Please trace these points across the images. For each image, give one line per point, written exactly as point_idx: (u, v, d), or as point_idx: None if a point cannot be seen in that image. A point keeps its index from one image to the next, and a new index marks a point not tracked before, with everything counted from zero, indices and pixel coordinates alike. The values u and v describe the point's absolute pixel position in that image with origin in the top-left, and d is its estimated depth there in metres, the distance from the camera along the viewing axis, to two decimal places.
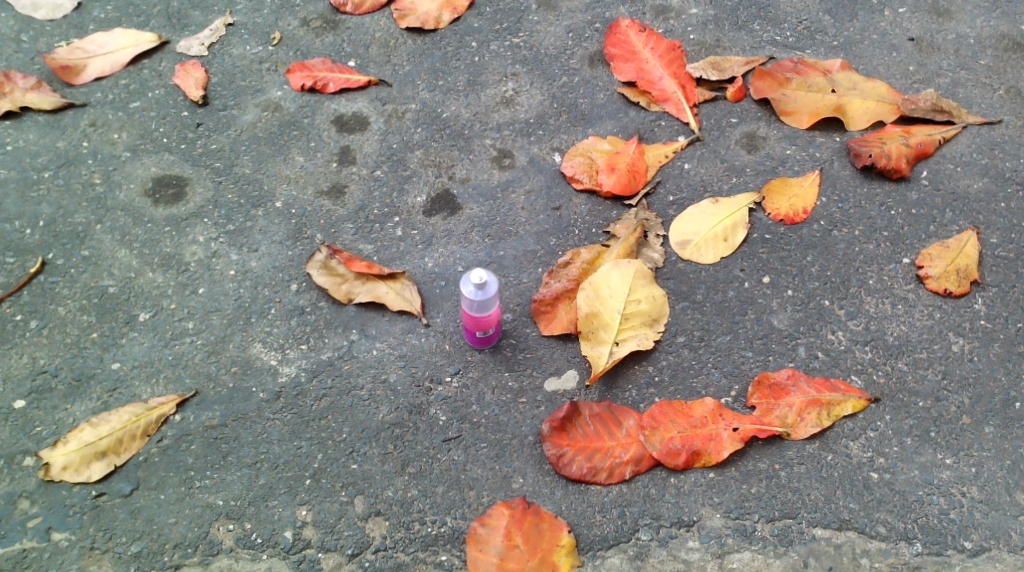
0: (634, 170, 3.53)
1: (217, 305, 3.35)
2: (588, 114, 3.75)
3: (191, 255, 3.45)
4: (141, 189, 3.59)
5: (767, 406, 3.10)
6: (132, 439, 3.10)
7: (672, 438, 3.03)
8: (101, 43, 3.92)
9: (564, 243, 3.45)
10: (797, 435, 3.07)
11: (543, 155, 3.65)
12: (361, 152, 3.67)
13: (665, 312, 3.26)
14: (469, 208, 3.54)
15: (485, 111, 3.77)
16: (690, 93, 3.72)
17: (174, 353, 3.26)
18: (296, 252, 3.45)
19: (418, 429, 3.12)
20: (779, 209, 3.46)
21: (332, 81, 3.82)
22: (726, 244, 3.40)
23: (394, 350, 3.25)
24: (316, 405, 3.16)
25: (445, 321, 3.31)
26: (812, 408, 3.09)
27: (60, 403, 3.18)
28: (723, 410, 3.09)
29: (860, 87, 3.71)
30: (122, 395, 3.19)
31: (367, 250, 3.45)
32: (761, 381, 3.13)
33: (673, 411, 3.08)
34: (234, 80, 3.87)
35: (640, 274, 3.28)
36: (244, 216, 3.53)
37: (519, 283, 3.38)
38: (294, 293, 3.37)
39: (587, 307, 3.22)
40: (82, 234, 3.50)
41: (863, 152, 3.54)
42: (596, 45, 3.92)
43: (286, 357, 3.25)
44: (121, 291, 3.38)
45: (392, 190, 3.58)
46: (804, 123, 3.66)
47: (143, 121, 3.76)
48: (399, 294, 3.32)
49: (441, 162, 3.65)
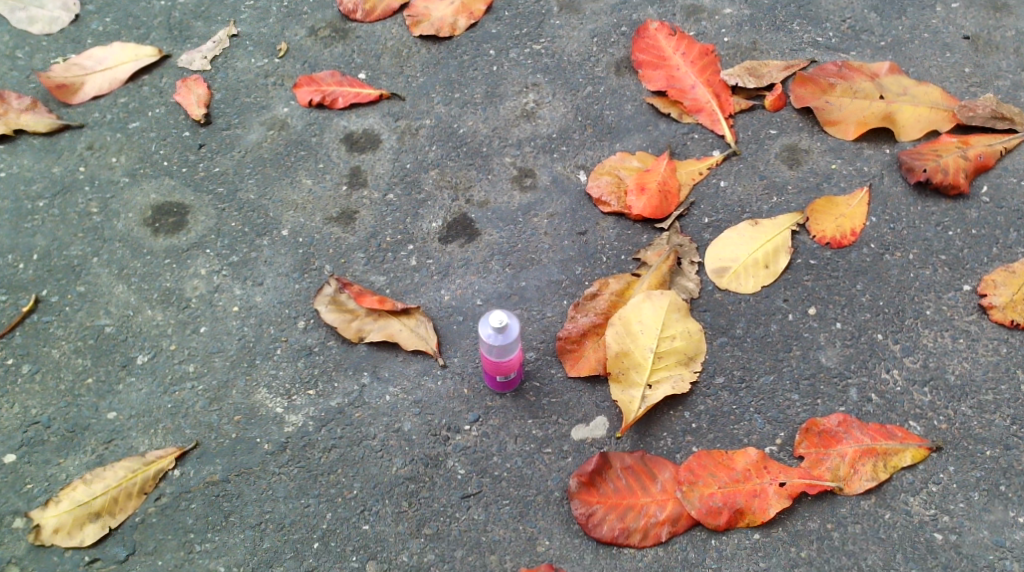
0: (667, 189, 3.23)
1: (220, 345, 3.16)
2: (615, 127, 3.46)
3: (192, 290, 3.27)
4: (140, 219, 3.42)
5: (816, 457, 2.81)
6: (128, 498, 2.91)
7: (712, 494, 2.76)
8: (98, 58, 3.74)
9: (591, 272, 3.17)
10: (851, 490, 2.77)
11: (567, 174, 3.37)
12: (372, 174, 3.44)
13: (702, 349, 2.98)
14: (488, 234, 3.28)
15: (505, 126, 3.50)
16: (725, 103, 3.41)
17: (174, 400, 3.08)
18: (304, 285, 3.24)
19: (434, 484, 2.89)
20: (825, 230, 3.14)
21: (341, 96, 3.59)
22: (767, 271, 3.10)
23: (408, 395, 3.02)
24: (325, 458, 2.95)
25: (463, 361, 3.07)
26: (867, 458, 2.79)
27: (53, 457, 3.01)
28: (768, 462, 2.81)
29: (912, 93, 3.37)
30: (118, 447, 3.02)
31: (379, 282, 3.22)
32: (810, 429, 2.85)
33: (713, 463, 2.81)
34: (238, 96, 3.67)
35: (673, 307, 3.02)
36: (248, 246, 3.33)
37: (542, 318, 3.11)
38: (301, 331, 3.16)
39: (617, 346, 2.97)
40: (77, 268, 3.34)
41: (916, 166, 3.21)
42: (623, 50, 3.63)
43: (293, 404, 3.04)
44: (119, 330, 3.21)
45: (406, 215, 3.34)
46: (850, 134, 3.33)
47: (143, 143, 3.58)
48: (413, 332, 3.10)
49: (458, 183, 3.39)
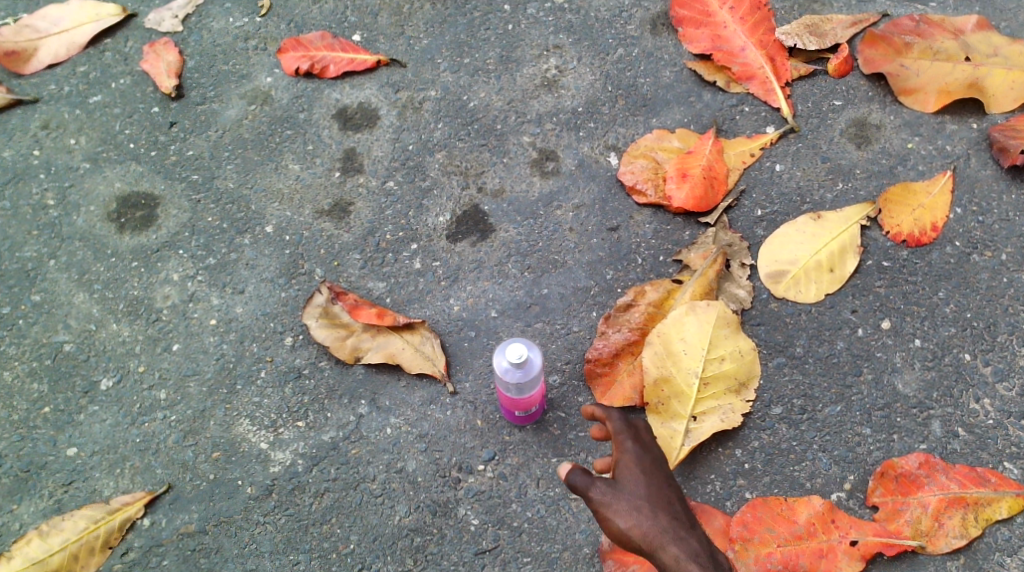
0: (713, 176, 2.75)
1: (195, 368, 2.74)
2: (651, 98, 2.96)
3: (162, 299, 2.83)
4: (103, 213, 2.97)
5: (894, 507, 2.43)
6: (91, 554, 2.53)
7: (770, 554, 2.38)
8: (53, 19, 3.23)
9: (623, 277, 2.73)
10: (935, 548, 2.40)
11: (595, 156, 2.89)
12: (369, 157, 2.97)
13: (756, 372, 2.56)
14: (504, 230, 2.82)
15: (522, 97, 3.01)
16: (781, 68, 2.90)
17: (143, 434, 2.67)
18: (292, 293, 2.81)
19: (443, 537, 2.53)
20: (901, 226, 2.69)
21: (333, 63, 3.09)
22: (832, 276, 2.65)
23: (412, 428, 2.63)
24: (317, 504, 2.57)
25: (476, 387, 2.66)
26: (954, 510, 2.42)
27: (4, 503, 2.63)
28: (836, 515, 2.43)
29: (1004, 53, 2.84)
30: (79, 491, 2.63)
31: (378, 290, 2.78)
32: (885, 473, 2.46)
33: (770, 515, 2.42)
34: (214, 63, 3.17)
35: (722, 321, 2.56)
36: (227, 246, 2.89)
37: (567, 333, 2.68)
38: (289, 349, 2.74)
39: (656, 371, 2.53)
40: (32, 273, 2.90)
41: (1010, 145, 2.74)
42: (659, 4, 3.11)
43: (280, 439, 2.64)
44: (80, 349, 2.79)
45: (408, 207, 2.88)
46: (930, 106, 2.83)
47: (105, 121, 3.11)
48: (418, 351, 2.67)
49: (468, 168, 2.92)
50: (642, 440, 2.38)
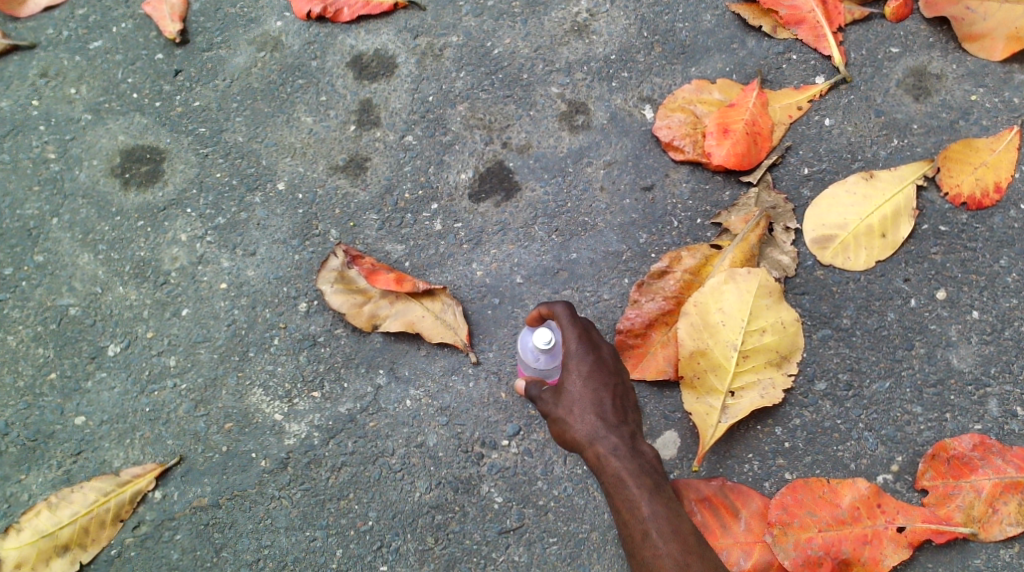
0: (756, 132, 2.56)
1: (206, 334, 2.59)
2: (690, 45, 2.75)
3: (170, 261, 2.68)
4: (107, 166, 2.80)
5: (944, 492, 2.27)
6: (101, 527, 2.42)
7: (811, 540, 2.21)
8: None
9: (657, 240, 2.56)
10: (987, 535, 2.24)
11: (628, 108, 2.70)
12: (386, 109, 2.78)
13: (799, 345, 2.37)
14: (530, 188, 2.64)
15: (551, 44, 2.80)
16: (832, 12, 2.68)
17: (152, 403, 2.54)
18: (306, 256, 2.65)
19: (466, 516, 2.40)
20: (962, 187, 2.49)
21: (347, 6, 2.88)
22: (883, 241, 2.46)
23: (433, 401, 2.48)
24: (334, 479, 2.44)
25: (500, 357, 2.51)
26: (1009, 496, 2.24)
27: (11, 473, 2.51)
28: (883, 499, 2.25)
29: None
30: (87, 462, 2.50)
31: (397, 253, 2.62)
32: (936, 455, 2.30)
33: (811, 498, 2.25)
34: (221, 5, 2.97)
35: (763, 290, 2.37)
36: (237, 204, 2.72)
37: (598, 300, 2.52)
38: (303, 315, 2.59)
39: (692, 344, 2.35)
40: (34, 231, 2.74)
41: None
42: None
43: (295, 410, 2.50)
44: (85, 313, 2.64)
45: (428, 163, 2.70)
46: (997, 54, 2.62)
47: (107, 68, 2.93)
48: (438, 320, 2.51)
49: (492, 121, 2.73)
50: (590, 335, 2.24)
